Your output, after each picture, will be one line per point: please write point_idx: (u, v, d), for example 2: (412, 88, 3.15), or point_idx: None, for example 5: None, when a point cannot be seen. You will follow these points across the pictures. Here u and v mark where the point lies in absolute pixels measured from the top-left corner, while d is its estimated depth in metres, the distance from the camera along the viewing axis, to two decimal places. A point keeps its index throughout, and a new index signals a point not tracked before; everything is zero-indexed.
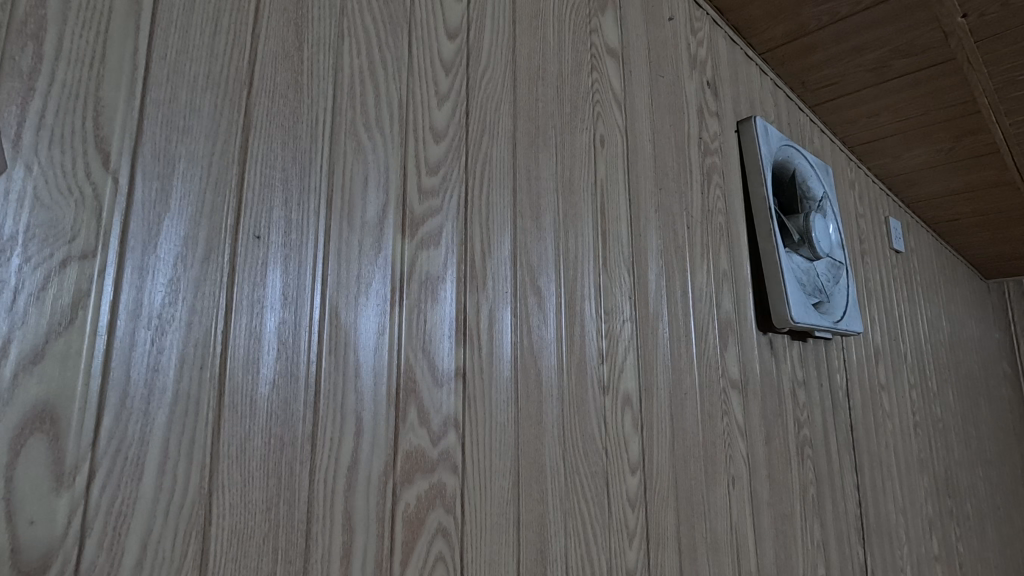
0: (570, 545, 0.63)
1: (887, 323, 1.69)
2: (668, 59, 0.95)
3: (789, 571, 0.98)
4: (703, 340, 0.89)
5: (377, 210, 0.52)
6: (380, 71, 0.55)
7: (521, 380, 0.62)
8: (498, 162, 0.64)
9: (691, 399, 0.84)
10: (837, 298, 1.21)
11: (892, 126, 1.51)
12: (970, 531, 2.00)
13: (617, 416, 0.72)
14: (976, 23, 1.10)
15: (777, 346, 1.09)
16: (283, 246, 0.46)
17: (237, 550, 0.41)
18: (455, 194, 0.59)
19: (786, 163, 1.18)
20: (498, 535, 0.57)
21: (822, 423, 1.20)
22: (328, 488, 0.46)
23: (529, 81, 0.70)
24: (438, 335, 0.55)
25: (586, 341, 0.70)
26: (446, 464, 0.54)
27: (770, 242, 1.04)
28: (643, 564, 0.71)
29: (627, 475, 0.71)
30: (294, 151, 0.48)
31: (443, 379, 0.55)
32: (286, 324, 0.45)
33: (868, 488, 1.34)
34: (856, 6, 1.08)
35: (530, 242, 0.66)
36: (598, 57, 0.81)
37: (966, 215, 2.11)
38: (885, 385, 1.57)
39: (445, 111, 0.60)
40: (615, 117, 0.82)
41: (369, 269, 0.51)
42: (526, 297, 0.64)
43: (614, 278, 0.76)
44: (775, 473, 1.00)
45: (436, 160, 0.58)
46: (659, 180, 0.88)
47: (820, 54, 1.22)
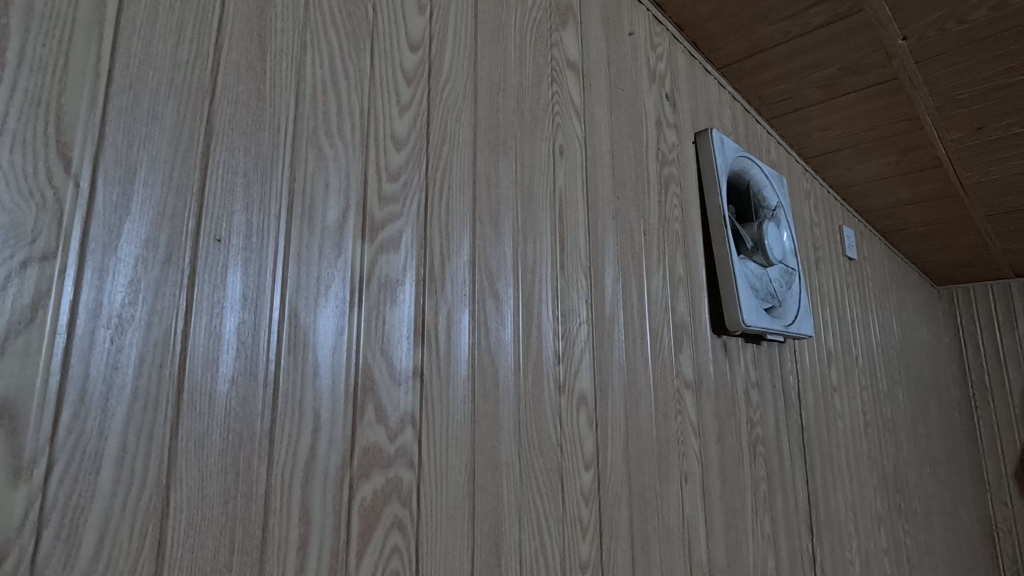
0: (524, 538, 0.66)
1: (840, 327, 1.76)
2: (627, 72, 1.00)
3: (740, 564, 1.03)
4: (657, 342, 0.93)
5: (337, 215, 0.54)
6: (342, 81, 0.57)
7: (477, 379, 0.64)
8: (458, 170, 0.67)
9: (645, 399, 0.88)
10: (789, 302, 1.27)
11: (844, 139, 1.59)
12: (918, 527, 2.10)
13: (573, 414, 0.75)
14: (916, 45, 1.17)
15: (731, 348, 1.14)
16: (244, 249, 0.48)
17: (194, 542, 0.42)
18: (414, 200, 0.61)
19: (742, 174, 1.24)
20: (453, 528, 0.59)
21: (774, 422, 1.25)
22: (285, 482, 0.47)
23: (490, 92, 0.73)
24: (395, 335, 0.57)
25: (542, 342, 0.73)
26: (403, 459, 0.56)
27: (724, 249, 1.09)
28: (595, 557, 0.74)
29: (581, 471, 0.75)
30: (255, 158, 0.50)
31: (400, 378, 0.57)
32: (245, 324, 0.47)
33: (819, 484, 1.41)
34: (806, 27, 1.14)
35: (489, 247, 0.69)
36: (559, 70, 0.85)
37: (915, 224, 2.22)
38: (837, 387, 1.65)
39: (406, 121, 0.62)
40: (574, 128, 0.85)
41: (328, 271, 0.53)
42: (484, 300, 0.67)
43: (571, 282, 0.79)
44: (727, 470, 1.05)
45: (396, 167, 0.60)
46: (616, 189, 0.91)
47: (774, 70, 1.28)
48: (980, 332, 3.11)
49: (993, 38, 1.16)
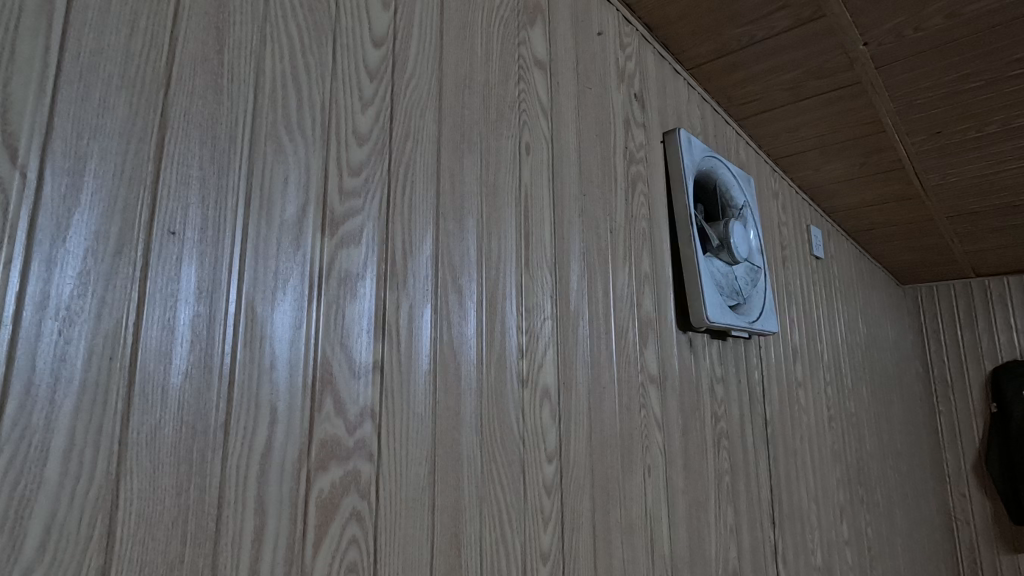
0: (485, 529, 0.67)
1: (806, 323, 1.81)
2: (596, 72, 1.01)
3: (702, 554, 1.05)
4: (622, 338, 0.95)
5: (296, 210, 0.55)
6: (303, 76, 0.57)
7: (439, 373, 0.65)
8: (422, 166, 0.67)
9: (608, 393, 0.90)
10: (754, 299, 1.30)
11: (810, 141, 1.63)
12: (879, 518, 2.17)
13: (536, 407, 0.76)
14: (875, 50, 1.21)
15: (697, 344, 1.16)
16: (199, 242, 0.48)
17: (145, 533, 0.42)
18: (376, 194, 0.62)
19: (709, 173, 1.26)
20: (413, 519, 0.60)
21: (739, 417, 1.28)
22: (239, 473, 0.48)
23: (455, 88, 0.74)
24: (355, 329, 0.58)
25: (506, 338, 0.74)
26: (362, 452, 0.56)
27: (689, 246, 1.11)
28: (557, 548, 0.76)
29: (543, 464, 0.76)
30: (211, 151, 0.50)
31: (359, 371, 0.57)
32: (200, 317, 0.47)
33: (782, 477, 1.45)
34: (772, 30, 1.16)
35: (452, 242, 0.69)
36: (526, 68, 0.86)
37: (880, 225, 2.28)
38: (802, 382, 1.69)
39: (369, 116, 0.63)
40: (540, 126, 0.86)
41: (286, 265, 0.53)
42: (447, 295, 0.68)
43: (535, 278, 0.80)
44: (690, 463, 1.07)
45: (358, 162, 0.61)
46: (583, 186, 0.93)
47: (741, 72, 1.31)
48: (943, 330, 3.21)
49: (948, 46, 1.20)
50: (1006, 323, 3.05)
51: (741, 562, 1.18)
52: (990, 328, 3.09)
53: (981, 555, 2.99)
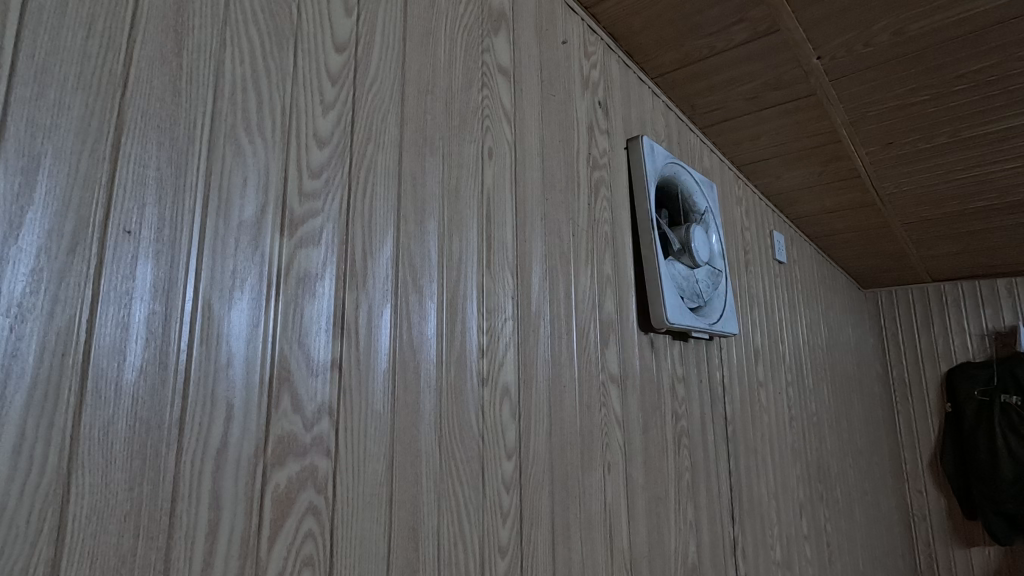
0: (443, 524, 0.69)
1: (768, 326, 1.87)
2: (560, 79, 1.04)
3: (661, 548, 1.08)
4: (583, 338, 0.98)
5: (254, 211, 0.56)
6: (263, 80, 0.58)
7: (398, 371, 0.67)
8: (383, 169, 0.69)
9: (569, 392, 0.92)
10: (715, 302, 1.34)
11: (771, 149, 1.68)
12: (838, 514, 2.24)
13: (495, 405, 0.78)
14: (829, 64, 1.27)
15: (658, 344, 1.20)
16: (154, 241, 0.49)
17: (96, 527, 0.43)
18: (337, 196, 0.63)
19: (672, 180, 1.30)
20: (370, 514, 0.61)
21: (699, 416, 1.32)
22: (194, 468, 0.48)
23: (418, 94, 0.75)
24: (313, 328, 0.59)
25: (466, 337, 0.76)
26: (319, 448, 0.58)
27: (651, 250, 1.15)
28: (515, 542, 0.78)
29: (502, 460, 0.78)
30: (169, 151, 0.50)
31: (317, 369, 0.59)
32: (156, 314, 0.48)
33: (742, 473, 1.49)
34: (730, 43, 1.21)
35: (413, 244, 0.71)
36: (489, 75, 0.88)
37: (840, 231, 2.37)
38: (763, 383, 1.74)
39: (330, 120, 0.64)
40: (503, 131, 0.89)
41: (243, 265, 0.54)
42: (408, 295, 0.69)
43: (497, 279, 0.83)
44: (650, 460, 1.10)
45: (318, 164, 0.62)
46: (546, 191, 0.95)
47: (703, 81, 1.35)
48: (901, 333, 3.33)
49: (895, 61, 1.27)
50: (960, 326, 3.19)
51: (700, 557, 1.22)
52: (945, 331, 3.23)
53: (936, 549, 3.11)
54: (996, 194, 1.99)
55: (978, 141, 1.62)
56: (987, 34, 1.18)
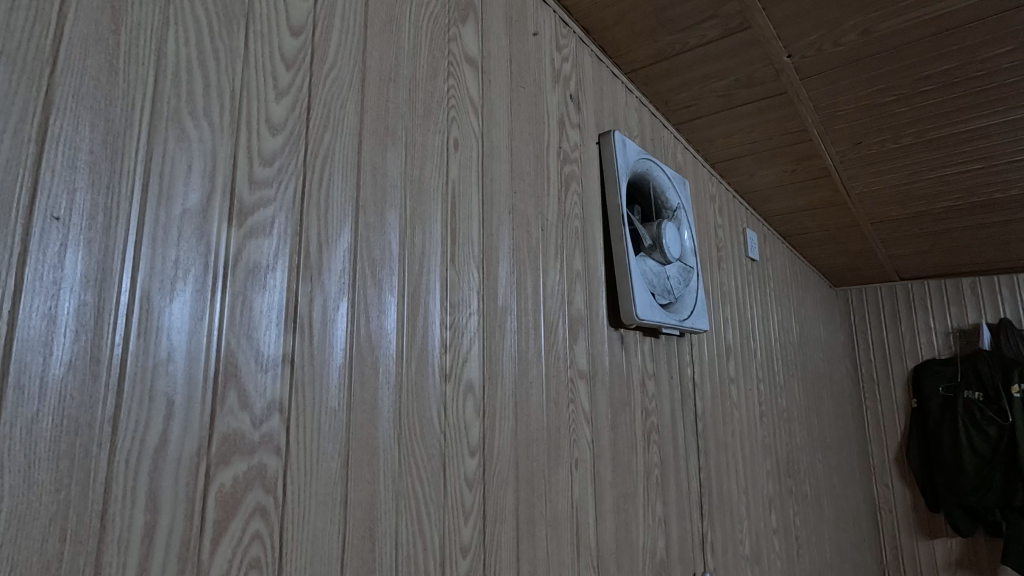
0: (401, 523, 0.67)
1: (740, 322, 1.88)
2: (530, 71, 1.03)
3: (629, 545, 1.08)
4: (551, 334, 0.97)
5: (199, 198, 0.53)
6: (210, 62, 0.56)
7: (355, 367, 0.65)
8: (341, 159, 0.67)
9: (536, 389, 0.91)
10: (686, 298, 1.34)
11: (744, 148, 1.69)
12: (807, 508, 2.28)
13: (458, 402, 0.77)
14: (799, 62, 1.28)
15: (628, 340, 1.19)
16: (86, 229, 0.46)
17: (17, 531, 0.40)
18: (290, 185, 0.61)
19: (644, 175, 1.30)
20: (323, 514, 0.59)
21: (670, 412, 1.33)
22: (129, 468, 0.46)
23: (379, 82, 0.73)
24: (262, 322, 0.57)
25: (428, 333, 0.74)
26: (268, 446, 0.56)
27: (621, 246, 1.15)
28: (477, 540, 0.77)
29: (464, 458, 0.77)
30: (104, 133, 0.48)
31: (267, 365, 0.56)
32: (87, 306, 0.45)
33: (712, 469, 1.50)
34: (702, 39, 1.21)
35: (373, 236, 0.69)
36: (456, 64, 0.86)
37: (812, 229, 2.40)
38: (735, 379, 1.76)
39: (283, 106, 0.62)
40: (470, 123, 0.87)
41: (186, 255, 0.52)
42: (366, 289, 0.67)
43: (461, 273, 0.81)
44: (618, 457, 1.10)
45: (270, 152, 0.60)
46: (514, 184, 0.94)
47: (676, 77, 1.35)
48: (870, 330, 3.40)
49: (864, 61, 1.28)
50: (926, 324, 3.27)
51: (669, 553, 1.22)
52: (912, 329, 3.30)
53: (902, 542, 3.19)
54: (961, 195, 2.04)
55: (943, 142, 1.65)
56: (951, 36, 1.20)
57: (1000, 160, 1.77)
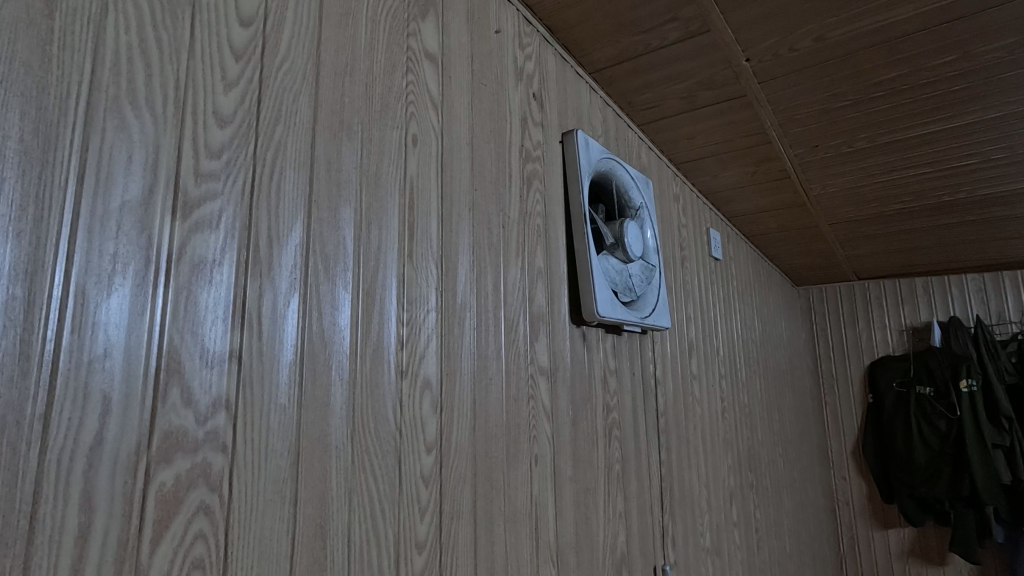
0: (353, 521, 0.67)
1: (703, 320, 1.92)
2: (492, 69, 1.03)
3: (589, 539, 1.10)
4: (511, 331, 0.97)
5: (140, 190, 0.52)
6: (153, 51, 0.54)
7: (307, 364, 0.64)
8: (294, 152, 0.66)
9: (495, 385, 0.92)
10: (648, 296, 1.36)
11: (706, 149, 1.73)
12: (768, 501, 2.34)
13: (415, 398, 0.77)
14: (756, 67, 1.31)
15: (590, 337, 1.21)
16: (15, 220, 0.44)
17: None
18: (238, 178, 0.60)
19: (608, 175, 1.31)
20: (271, 512, 0.59)
21: (631, 408, 1.35)
22: (61, 467, 0.45)
23: (334, 75, 0.72)
24: (207, 317, 0.55)
25: (383, 330, 0.74)
26: (213, 444, 0.55)
27: (583, 244, 1.16)
28: (434, 536, 0.77)
29: (421, 455, 0.76)
30: (36, 122, 0.46)
31: (213, 360, 0.55)
32: (16, 300, 0.44)
33: (673, 463, 1.53)
34: (664, 41, 1.22)
35: (326, 231, 0.68)
36: (415, 60, 0.86)
37: (774, 230, 2.46)
38: (697, 375, 1.79)
39: (232, 98, 0.61)
40: (429, 119, 0.87)
41: (124, 248, 0.50)
42: (318, 284, 0.67)
43: (419, 269, 0.81)
44: (579, 452, 1.11)
45: (217, 144, 0.59)
46: (474, 182, 0.94)
47: (640, 79, 1.37)
48: (829, 328, 3.52)
49: (819, 67, 1.32)
50: (881, 322, 3.40)
51: (629, 546, 1.24)
52: (869, 327, 3.42)
53: (858, 532, 3.31)
54: (913, 197, 2.12)
55: (897, 146, 1.72)
56: (902, 43, 1.24)
57: (950, 165, 1.84)
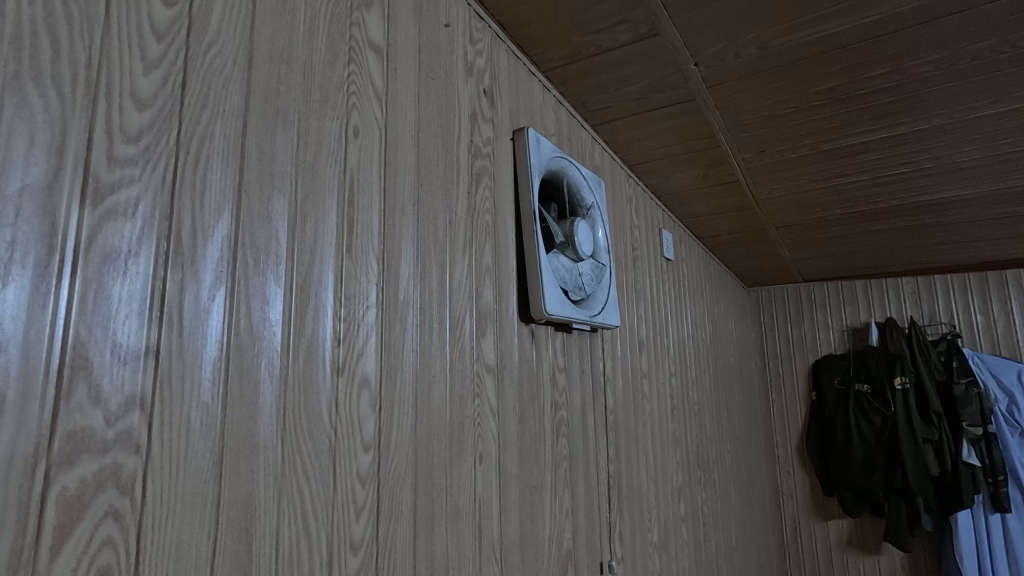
0: (282, 523, 0.64)
1: (654, 319, 1.96)
2: (441, 63, 1.02)
3: (534, 536, 1.10)
4: (457, 329, 0.96)
5: (44, 174, 0.49)
6: (61, 26, 0.51)
7: (233, 362, 0.61)
8: (222, 140, 0.63)
9: (438, 383, 0.90)
10: (598, 295, 1.37)
11: (658, 151, 1.76)
12: (715, 496, 2.41)
13: (351, 396, 0.75)
14: (704, 71, 1.34)
15: (538, 334, 1.21)
16: None
17: None
18: (158, 165, 0.57)
19: (559, 174, 1.32)
20: (190, 515, 0.56)
21: (580, 405, 1.36)
22: None
23: (268, 62, 0.70)
24: (119, 311, 0.52)
25: (318, 327, 0.72)
26: (124, 445, 0.52)
27: (532, 242, 1.16)
28: (370, 537, 0.75)
29: (357, 454, 0.75)
30: None
31: (125, 357, 0.52)
32: None
33: (622, 460, 1.55)
34: (615, 42, 1.24)
35: (258, 223, 0.66)
36: (358, 50, 0.84)
37: (724, 232, 2.53)
38: (647, 373, 1.83)
39: (152, 81, 0.57)
40: (372, 111, 0.85)
41: (22, 236, 0.47)
42: (248, 278, 0.64)
43: (359, 264, 0.79)
44: (525, 450, 1.11)
45: (135, 129, 0.55)
46: (420, 176, 0.93)
47: (592, 79, 1.38)
48: (776, 328, 3.66)
49: (763, 74, 1.36)
50: (824, 323, 3.55)
51: (575, 542, 1.25)
52: (813, 327, 3.57)
53: (801, 524, 3.45)
54: (852, 204, 2.22)
55: (836, 153, 1.79)
56: (839, 55, 1.29)
57: (885, 173, 1.93)
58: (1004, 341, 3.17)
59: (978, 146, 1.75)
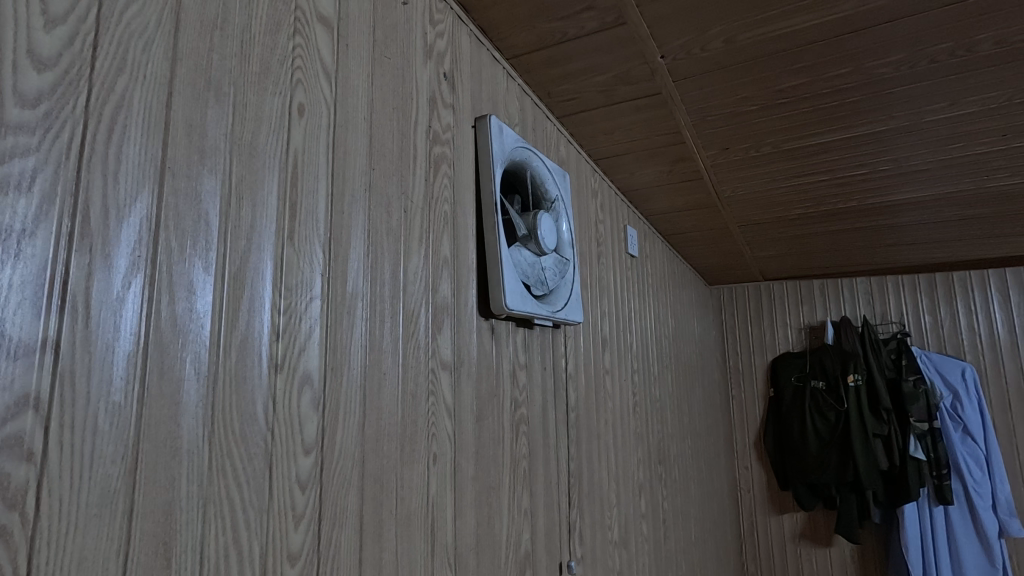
0: (207, 535, 0.58)
1: (617, 316, 1.94)
2: (398, 42, 0.96)
3: (490, 539, 1.06)
4: (411, 324, 0.91)
5: None
6: None
7: (151, 357, 0.55)
8: (144, 110, 0.57)
9: (389, 381, 0.85)
10: (561, 290, 1.34)
11: (624, 146, 1.74)
12: (675, 492, 2.42)
13: (290, 395, 0.69)
14: (671, 64, 1.32)
15: (498, 330, 1.17)
16: None
17: None
18: (61, 134, 0.50)
19: (523, 165, 1.28)
20: (97, 530, 0.50)
21: (541, 403, 1.32)
22: None
23: (199, 28, 0.63)
24: (7, 299, 0.46)
25: (254, 320, 0.66)
26: (14, 451, 0.45)
27: (493, 234, 1.12)
28: (310, 547, 0.70)
29: (297, 457, 0.69)
30: None
31: (16, 351, 0.46)
32: None
33: (584, 457, 1.53)
34: (581, 30, 1.20)
35: (184, 205, 0.59)
36: (304, 22, 0.77)
37: (689, 229, 2.55)
38: (609, 369, 1.81)
39: (56, 38, 0.51)
40: (320, 88, 0.79)
41: None
42: (171, 265, 0.58)
43: (301, 253, 0.73)
44: (483, 450, 1.07)
45: (33, 92, 0.49)
46: (372, 161, 0.87)
47: (558, 68, 1.34)
48: (736, 325, 3.73)
49: (729, 70, 1.35)
50: (783, 321, 3.63)
51: (534, 544, 1.22)
52: (772, 325, 3.65)
53: (757, 517, 3.53)
54: (812, 203, 2.26)
55: (797, 153, 1.81)
56: (803, 52, 1.30)
57: (844, 173, 1.97)
58: (949, 341, 3.30)
59: (931, 149, 1.79)
